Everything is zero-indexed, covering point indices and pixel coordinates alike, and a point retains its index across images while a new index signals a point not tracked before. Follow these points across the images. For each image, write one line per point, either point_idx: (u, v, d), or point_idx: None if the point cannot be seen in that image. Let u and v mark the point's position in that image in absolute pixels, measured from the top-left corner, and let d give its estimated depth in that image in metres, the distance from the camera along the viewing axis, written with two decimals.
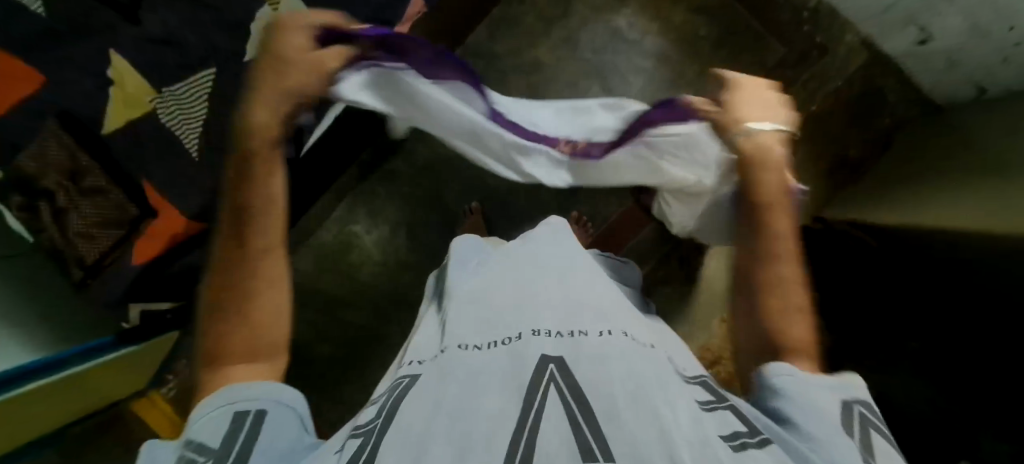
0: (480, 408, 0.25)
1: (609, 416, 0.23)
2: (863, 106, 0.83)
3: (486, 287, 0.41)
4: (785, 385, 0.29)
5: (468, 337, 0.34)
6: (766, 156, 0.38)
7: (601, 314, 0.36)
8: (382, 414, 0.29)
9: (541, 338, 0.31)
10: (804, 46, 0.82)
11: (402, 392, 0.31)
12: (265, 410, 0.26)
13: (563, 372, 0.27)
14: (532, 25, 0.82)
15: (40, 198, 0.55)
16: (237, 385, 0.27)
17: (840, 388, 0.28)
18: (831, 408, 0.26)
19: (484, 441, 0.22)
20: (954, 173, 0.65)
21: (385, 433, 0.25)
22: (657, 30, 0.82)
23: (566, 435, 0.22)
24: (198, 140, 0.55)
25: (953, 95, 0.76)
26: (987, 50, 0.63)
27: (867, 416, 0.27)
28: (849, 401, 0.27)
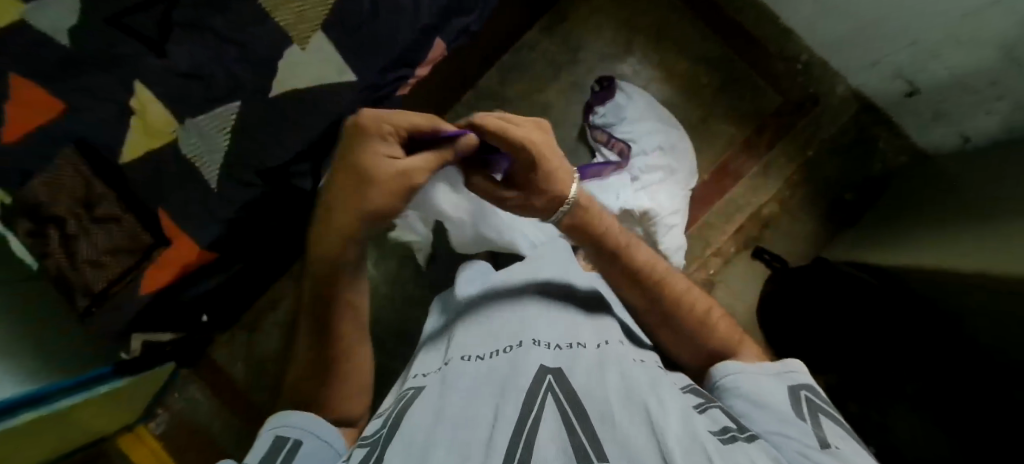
0: (478, 419, 0.25)
1: (604, 420, 0.24)
2: (855, 153, 0.87)
3: (487, 301, 0.40)
4: (740, 383, 0.32)
5: (470, 349, 0.34)
6: (591, 217, 0.45)
7: (597, 326, 0.36)
8: (386, 425, 0.29)
9: (542, 348, 0.31)
10: (797, 96, 0.87)
11: (406, 401, 0.31)
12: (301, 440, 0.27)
13: (559, 382, 0.27)
14: (541, 71, 0.86)
15: (48, 224, 0.53)
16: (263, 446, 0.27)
17: (786, 378, 0.32)
18: (779, 397, 0.30)
19: (483, 448, 0.23)
20: (948, 215, 0.68)
21: (390, 442, 0.26)
22: (660, 78, 0.87)
23: (562, 442, 0.22)
24: (218, 173, 0.56)
25: (939, 145, 0.80)
26: (970, 103, 0.68)
27: (813, 400, 0.30)
28: (796, 387, 0.31)
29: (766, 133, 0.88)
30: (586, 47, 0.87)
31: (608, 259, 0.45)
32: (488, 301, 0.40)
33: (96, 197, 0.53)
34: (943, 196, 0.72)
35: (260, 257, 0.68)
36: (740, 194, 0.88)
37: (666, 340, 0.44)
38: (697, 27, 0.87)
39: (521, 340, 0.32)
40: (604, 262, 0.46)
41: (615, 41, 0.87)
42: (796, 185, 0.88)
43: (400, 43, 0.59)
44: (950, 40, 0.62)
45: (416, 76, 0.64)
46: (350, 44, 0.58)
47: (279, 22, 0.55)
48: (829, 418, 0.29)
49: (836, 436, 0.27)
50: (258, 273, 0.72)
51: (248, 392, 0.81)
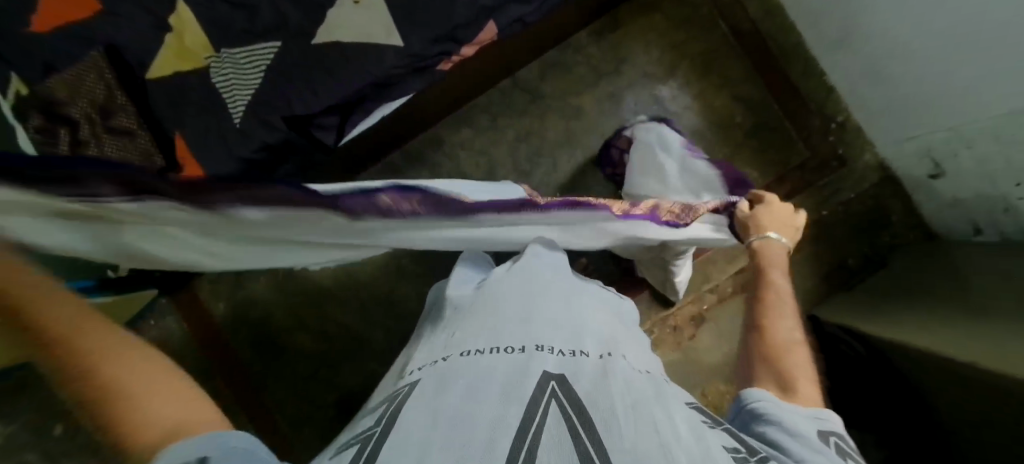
0: (477, 415, 0.25)
1: (609, 429, 0.24)
2: (870, 221, 0.88)
3: (490, 301, 0.40)
4: (771, 413, 0.31)
5: (470, 347, 0.34)
6: (770, 254, 0.51)
7: (603, 338, 0.36)
8: (379, 421, 0.28)
9: (544, 354, 0.32)
10: (825, 154, 0.88)
11: (400, 397, 0.30)
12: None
13: (563, 390, 0.27)
14: (582, 75, 0.85)
15: (60, 124, 0.50)
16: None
17: (818, 421, 0.31)
18: (809, 435, 0.29)
19: (482, 444, 0.22)
20: (947, 300, 0.69)
21: (384, 437, 0.25)
22: (696, 108, 0.87)
23: (568, 446, 0.22)
24: (244, 108, 0.55)
25: (953, 230, 0.81)
26: (992, 196, 0.69)
27: (842, 445, 0.29)
28: (827, 431, 0.30)
29: (787, 183, 0.88)
30: (631, 61, 0.86)
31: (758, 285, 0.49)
32: (493, 299, 0.40)
33: (111, 109, 0.51)
34: (946, 281, 0.73)
35: None
36: None
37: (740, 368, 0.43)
38: (744, 65, 0.87)
39: (522, 346, 0.33)
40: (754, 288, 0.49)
41: (660, 61, 0.86)
42: (804, 239, 0.88)
43: (455, 22, 0.59)
44: (987, 133, 0.63)
45: (460, 54, 0.62)
46: (405, 8, 0.57)
47: None
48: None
49: None
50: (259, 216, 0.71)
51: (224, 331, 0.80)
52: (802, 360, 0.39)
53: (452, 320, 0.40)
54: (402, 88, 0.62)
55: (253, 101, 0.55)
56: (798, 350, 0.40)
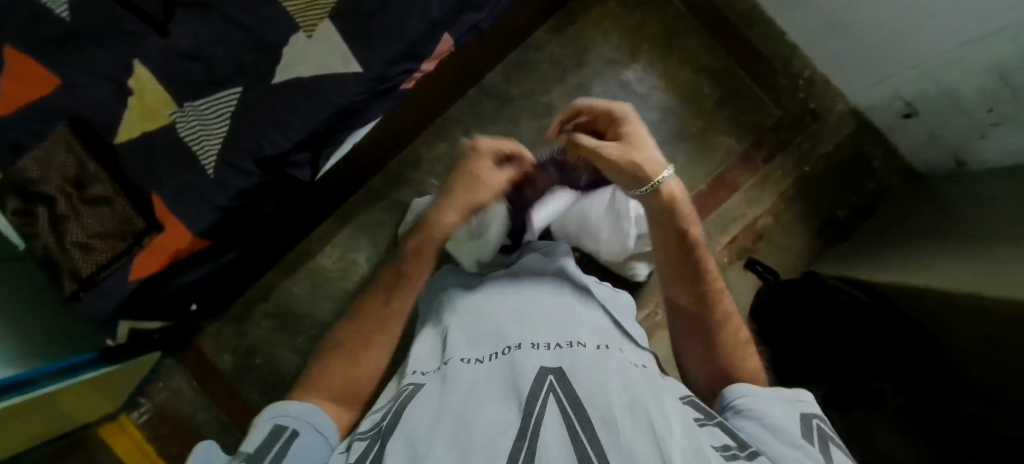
0: (479, 416, 0.25)
1: (607, 425, 0.24)
2: (853, 170, 0.89)
3: (486, 300, 0.40)
4: (755, 407, 0.34)
5: (468, 350, 0.34)
6: (674, 199, 0.44)
7: (599, 330, 0.36)
8: (385, 419, 0.29)
9: (541, 349, 0.31)
10: (798, 112, 0.88)
11: (405, 397, 0.31)
12: (293, 431, 0.34)
13: (561, 384, 0.27)
14: (546, 72, 0.86)
15: (37, 203, 0.51)
16: (277, 407, 0.36)
17: (800, 406, 0.33)
18: (792, 424, 0.31)
19: (484, 448, 0.23)
20: (941, 237, 0.69)
21: (390, 440, 0.26)
22: (664, 86, 0.87)
23: (565, 446, 0.23)
24: (216, 157, 0.55)
25: (934, 166, 0.82)
26: (967, 127, 0.69)
27: (824, 428, 0.32)
28: (808, 415, 0.33)
29: (765, 146, 0.89)
30: (592, 51, 0.87)
31: (670, 242, 0.45)
32: (490, 299, 0.40)
33: (86, 178, 0.51)
34: (935, 218, 0.73)
35: (255, 245, 0.67)
36: (736, 205, 0.89)
37: (686, 348, 0.46)
38: (704, 37, 0.88)
39: (518, 343, 0.32)
40: (664, 244, 0.46)
41: (621, 46, 0.87)
42: (790, 199, 0.89)
43: (409, 40, 0.59)
44: (950, 65, 0.64)
45: (421, 70, 0.64)
46: (358, 34, 0.57)
47: (288, 7, 0.53)
48: (838, 448, 0.30)
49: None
50: (248, 261, 0.70)
51: (233, 381, 0.80)
52: (738, 330, 0.44)
53: (451, 319, 0.40)
54: (369, 112, 0.64)
55: (224, 148, 0.55)
56: (726, 303, 0.45)
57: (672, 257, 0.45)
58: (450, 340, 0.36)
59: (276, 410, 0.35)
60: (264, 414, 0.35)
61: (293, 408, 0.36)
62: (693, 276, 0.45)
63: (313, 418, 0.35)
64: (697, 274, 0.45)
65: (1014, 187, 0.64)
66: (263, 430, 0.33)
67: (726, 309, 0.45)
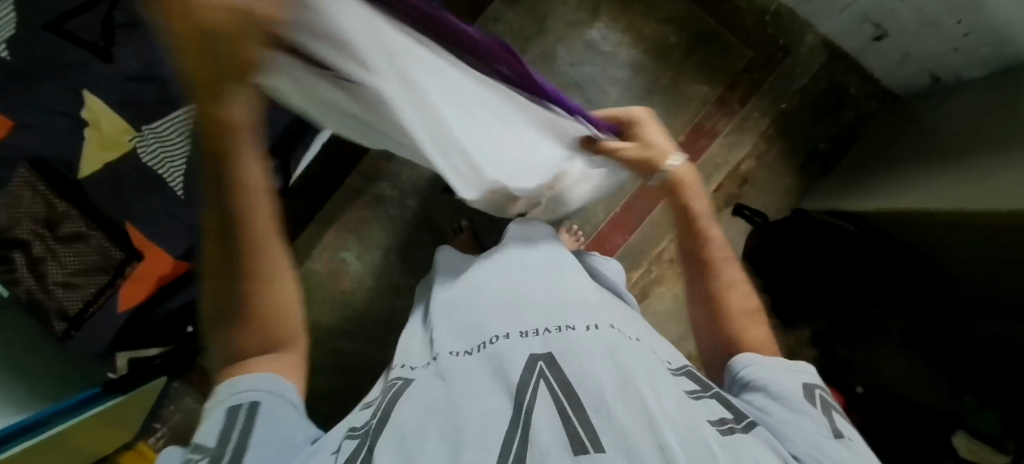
0: (469, 409, 0.25)
1: (601, 411, 0.24)
2: (830, 100, 0.88)
3: (471, 289, 0.39)
4: (758, 378, 0.31)
5: (458, 345, 0.33)
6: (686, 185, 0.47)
7: (588, 306, 0.34)
8: (376, 415, 0.29)
9: (529, 338, 0.30)
10: (769, 49, 0.87)
11: (394, 393, 0.31)
12: (259, 403, 0.28)
13: (553, 370, 0.27)
14: (509, 44, 0.84)
15: (12, 249, 0.50)
16: (231, 381, 0.29)
17: (802, 374, 0.32)
18: (799, 393, 0.30)
19: (475, 439, 0.23)
20: (926, 157, 0.68)
21: (382, 430, 0.26)
22: (629, 41, 0.86)
23: (558, 429, 0.23)
24: (184, 177, 0.53)
25: (910, 86, 0.81)
26: (938, 42, 0.68)
27: (827, 397, 0.31)
28: (812, 384, 0.31)
29: (739, 89, 0.87)
30: (552, 15, 0.84)
31: (683, 221, 0.46)
32: (476, 285, 0.39)
33: (59, 216, 0.50)
34: (917, 139, 0.73)
35: None
36: (717, 152, 0.88)
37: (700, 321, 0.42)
38: None
39: (506, 332, 0.31)
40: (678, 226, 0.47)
41: (581, 7, 0.85)
42: (771, 138, 0.88)
43: None
44: None
45: None
46: None
47: None
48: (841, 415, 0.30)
49: (848, 430, 0.28)
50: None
51: None
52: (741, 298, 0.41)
53: (437, 311, 0.39)
54: None
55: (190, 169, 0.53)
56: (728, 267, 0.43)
57: (683, 236, 0.46)
58: (437, 334, 0.35)
59: (227, 391, 0.28)
60: (214, 400, 0.28)
61: (262, 377, 0.29)
62: (700, 250, 0.44)
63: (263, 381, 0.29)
64: (704, 248, 0.44)
65: (990, 97, 0.64)
66: (217, 414, 0.27)
67: (728, 274, 0.43)
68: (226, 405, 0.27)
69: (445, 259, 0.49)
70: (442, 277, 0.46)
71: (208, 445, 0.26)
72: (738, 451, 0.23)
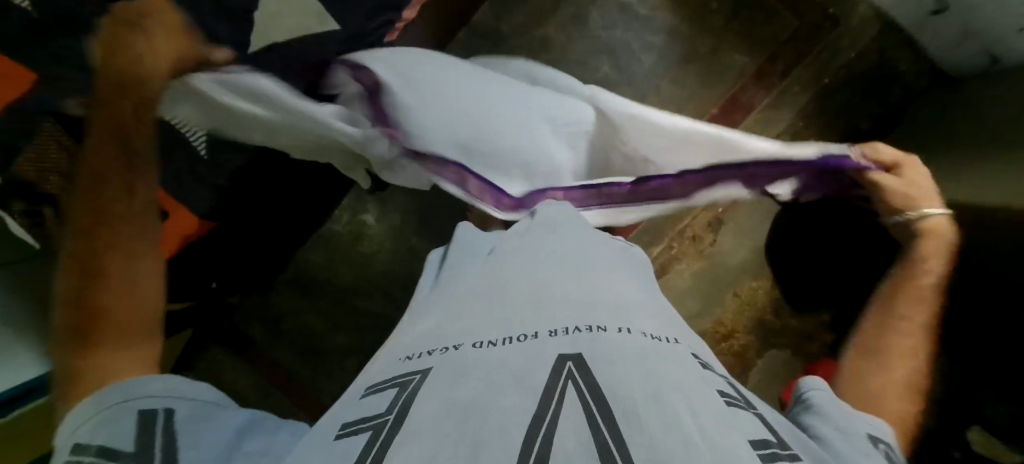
0: (493, 406, 0.23)
1: (629, 416, 0.21)
2: (876, 76, 0.83)
3: (495, 286, 0.37)
4: (823, 403, 0.32)
5: (482, 332, 0.31)
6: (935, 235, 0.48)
7: (617, 306, 0.33)
8: (392, 407, 0.26)
9: (557, 337, 0.29)
10: (814, 19, 0.82)
11: (411, 390, 0.27)
12: (171, 409, 0.28)
13: (581, 371, 0.25)
14: (540, 2, 0.80)
15: (41, 204, 0.51)
16: (130, 384, 0.29)
17: (867, 428, 0.31)
18: (864, 442, 0.28)
19: (494, 441, 0.20)
20: (969, 143, 0.67)
21: (397, 431, 0.23)
22: (668, 5, 0.82)
23: (583, 433, 0.20)
24: (206, 137, 0.54)
25: (966, 65, 0.76)
26: (1003, 19, 0.64)
27: (891, 455, 0.29)
28: (877, 434, 0.30)
29: (780, 61, 0.83)
30: None
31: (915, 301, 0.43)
32: (499, 280, 0.37)
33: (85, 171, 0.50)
34: (966, 122, 0.70)
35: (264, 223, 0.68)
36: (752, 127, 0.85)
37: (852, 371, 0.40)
38: None
39: (534, 330, 0.30)
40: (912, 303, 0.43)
41: None
42: (809, 115, 0.85)
43: None
44: None
45: (404, 19, 0.62)
46: None
47: None
48: None
49: None
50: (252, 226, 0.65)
51: (268, 348, 0.85)
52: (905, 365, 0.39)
53: (460, 302, 0.37)
54: None
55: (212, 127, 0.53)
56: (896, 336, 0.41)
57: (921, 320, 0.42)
58: (457, 323, 0.33)
59: (121, 393, 0.28)
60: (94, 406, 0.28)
61: (164, 381, 0.30)
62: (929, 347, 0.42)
63: (174, 386, 0.30)
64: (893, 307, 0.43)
65: None
66: (128, 414, 0.27)
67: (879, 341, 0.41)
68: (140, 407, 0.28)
69: (466, 251, 0.49)
70: (462, 266, 0.45)
71: (126, 450, 0.24)
72: None
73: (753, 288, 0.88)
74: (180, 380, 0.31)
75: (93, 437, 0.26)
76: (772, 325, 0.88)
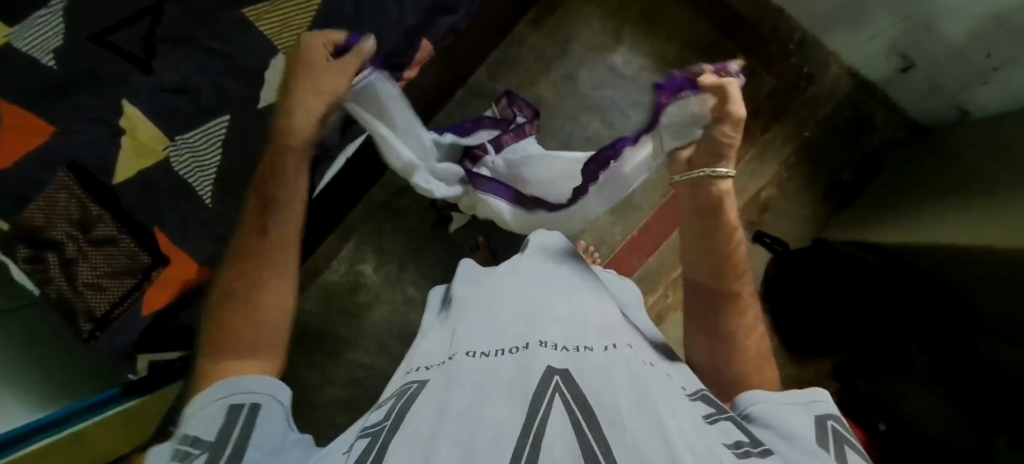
0: (484, 415, 0.23)
1: (614, 422, 0.22)
2: (852, 129, 0.88)
3: (487, 299, 0.37)
4: (765, 410, 0.31)
5: (476, 345, 0.31)
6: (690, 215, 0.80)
7: (604, 325, 0.34)
8: (389, 416, 0.28)
9: (547, 348, 0.29)
10: (790, 77, 0.88)
11: (408, 397, 0.30)
12: (259, 405, 0.28)
13: (569, 382, 0.25)
14: (532, 65, 0.87)
15: (46, 249, 0.51)
16: (230, 379, 0.29)
17: (813, 407, 0.32)
18: (808, 426, 0.29)
19: (487, 445, 0.21)
20: (947, 188, 0.69)
21: (392, 440, 0.24)
22: (651, 66, 0.88)
23: (571, 437, 0.21)
24: (212, 187, 0.57)
25: (935, 118, 0.81)
26: (966, 75, 0.69)
27: (839, 430, 0.30)
28: (823, 417, 0.31)
29: (760, 116, 0.88)
30: (576, 39, 0.87)
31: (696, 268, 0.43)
32: (492, 295, 0.38)
33: (93, 218, 0.51)
34: (943, 169, 0.73)
35: None
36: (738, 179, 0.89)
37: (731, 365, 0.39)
38: (687, 14, 0.88)
39: (526, 340, 0.30)
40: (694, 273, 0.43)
41: (605, 31, 0.88)
42: (792, 166, 0.89)
43: (387, 47, 0.60)
44: (943, 12, 0.63)
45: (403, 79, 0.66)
46: None
47: (263, 30, 0.54)
48: (853, 449, 0.29)
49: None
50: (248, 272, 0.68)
51: None
52: (761, 332, 0.39)
53: (458, 315, 0.38)
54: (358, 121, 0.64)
55: (218, 175, 0.57)
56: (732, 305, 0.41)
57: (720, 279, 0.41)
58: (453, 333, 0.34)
59: (223, 389, 0.28)
60: (204, 396, 0.28)
61: (259, 379, 0.30)
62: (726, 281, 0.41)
63: (267, 384, 0.30)
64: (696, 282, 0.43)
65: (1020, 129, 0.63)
66: (214, 411, 0.27)
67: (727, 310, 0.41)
68: (227, 404, 0.28)
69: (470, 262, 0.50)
70: (461, 280, 0.46)
71: (208, 439, 0.25)
72: None
73: None
74: (276, 383, 0.31)
75: (189, 425, 0.27)
76: None
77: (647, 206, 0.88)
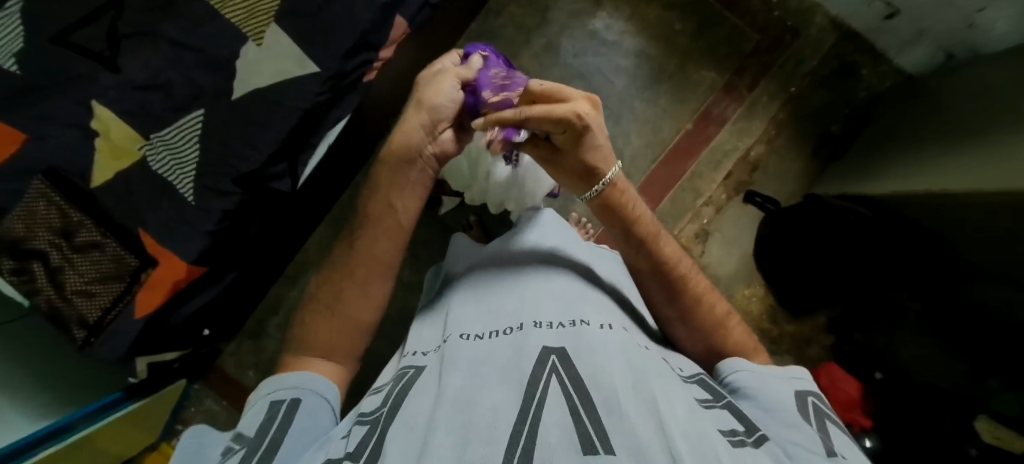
0: (480, 399, 0.24)
1: (611, 408, 0.22)
2: (840, 81, 0.87)
3: (481, 284, 0.37)
4: (749, 383, 0.33)
5: (469, 327, 0.32)
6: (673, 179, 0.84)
7: (599, 305, 0.34)
8: (387, 402, 0.28)
9: (542, 329, 0.29)
10: (775, 32, 0.87)
11: (405, 382, 0.30)
12: (298, 399, 0.33)
13: (565, 365, 0.26)
14: (511, 36, 0.86)
15: (31, 260, 0.51)
16: (274, 380, 0.35)
17: (796, 384, 0.33)
18: (790, 401, 0.31)
19: (484, 428, 0.21)
20: (935, 134, 0.69)
21: (391, 422, 0.25)
22: (633, 29, 0.87)
23: (568, 424, 0.21)
24: (193, 185, 0.54)
25: (922, 65, 0.80)
26: (952, 18, 0.68)
27: (821, 406, 0.32)
28: (805, 393, 0.32)
29: (746, 74, 0.88)
30: (555, 6, 0.86)
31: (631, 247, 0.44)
32: (485, 281, 0.38)
33: (75, 224, 0.50)
34: (931, 115, 0.73)
35: (251, 264, 0.68)
36: (726, 139, 0.88)
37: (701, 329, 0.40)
38: None
39: (521, 322, 0.31)
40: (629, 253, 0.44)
41: None
42: (781, 123, 0.88)
43: (361, 27, 0.58)
44: None
45: (381, 58, 0.63)
46: (303, 32, 0.56)
47: (230, 18, 0.53)
48: (833, 425, 0.30)
49: (840, 443, 0.28)
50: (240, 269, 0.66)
51: None
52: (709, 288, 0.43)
53: (450, 301, 0.38)
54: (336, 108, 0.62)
55: (198, 171, 0.54)
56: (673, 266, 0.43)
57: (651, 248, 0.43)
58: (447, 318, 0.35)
59: (266, 388, 0.35)
60: (257, 396, 0.34)
61: (297, 377, 0.36)
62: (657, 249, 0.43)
63: (304, 381, 0.35)
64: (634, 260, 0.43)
65: (1007, 69, 0.63)
66: (259, 409, 0.33)
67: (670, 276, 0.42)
68: (270, 400, 0.33)
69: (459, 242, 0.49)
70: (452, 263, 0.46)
71: (247, 434, 0.30)
72: (745, 459, 0.21)
73: (745, 295, 0.88)
74: (315, 379, 0.36)
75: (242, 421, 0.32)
76: (771, 332, 0.88)
77: (637, 174, 0.88)
